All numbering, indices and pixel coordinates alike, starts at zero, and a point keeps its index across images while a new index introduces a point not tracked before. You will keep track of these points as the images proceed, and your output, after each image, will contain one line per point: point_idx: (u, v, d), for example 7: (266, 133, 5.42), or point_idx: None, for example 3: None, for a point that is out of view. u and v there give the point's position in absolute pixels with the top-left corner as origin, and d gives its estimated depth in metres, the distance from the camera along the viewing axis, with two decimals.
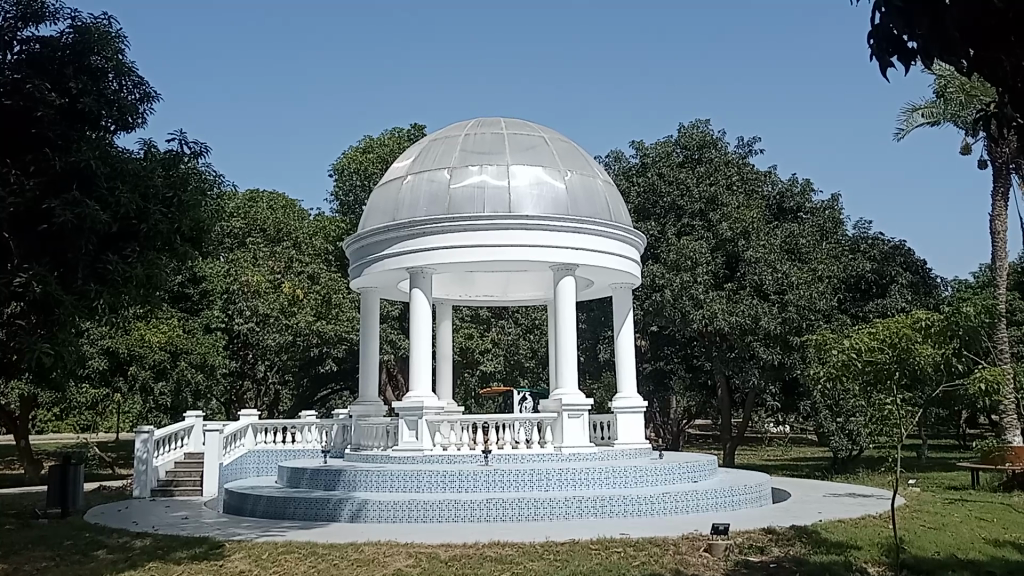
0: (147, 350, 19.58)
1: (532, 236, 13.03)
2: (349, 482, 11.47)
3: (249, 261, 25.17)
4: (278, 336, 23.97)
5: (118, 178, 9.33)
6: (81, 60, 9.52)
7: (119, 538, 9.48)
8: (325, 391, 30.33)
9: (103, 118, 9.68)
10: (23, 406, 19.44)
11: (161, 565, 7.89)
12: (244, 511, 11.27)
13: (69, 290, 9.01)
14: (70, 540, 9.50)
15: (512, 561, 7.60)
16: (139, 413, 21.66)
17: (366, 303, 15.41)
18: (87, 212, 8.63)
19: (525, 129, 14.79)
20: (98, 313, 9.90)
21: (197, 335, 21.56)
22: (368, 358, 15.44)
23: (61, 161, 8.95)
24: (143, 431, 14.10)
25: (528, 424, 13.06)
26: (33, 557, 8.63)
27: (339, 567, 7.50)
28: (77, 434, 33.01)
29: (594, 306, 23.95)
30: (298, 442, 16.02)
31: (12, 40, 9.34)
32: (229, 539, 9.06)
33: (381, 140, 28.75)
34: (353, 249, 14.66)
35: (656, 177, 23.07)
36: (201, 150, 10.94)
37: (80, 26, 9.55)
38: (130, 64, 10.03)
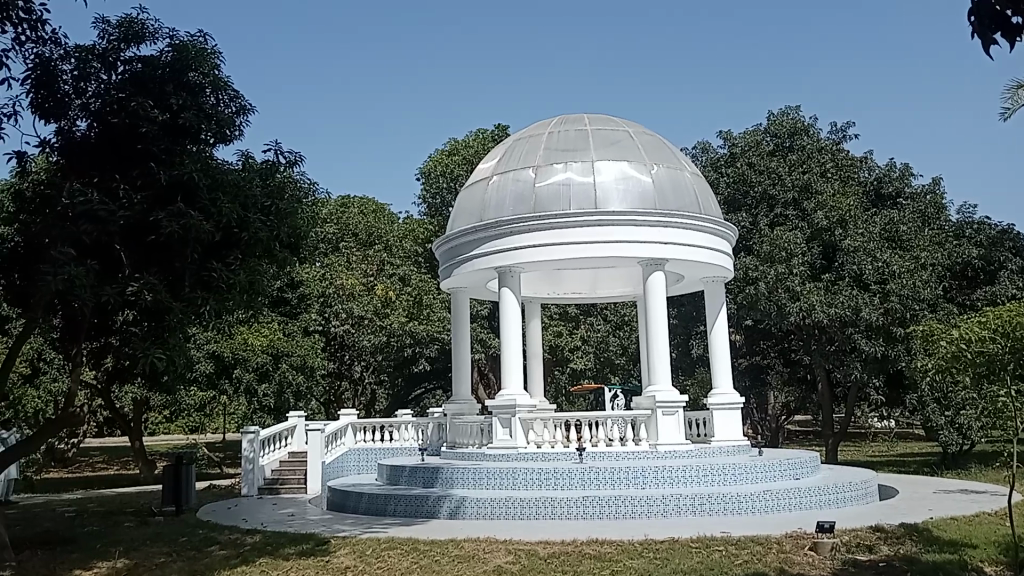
0: (250, 353, 20.42)
1: (621, 231, 12.90)
2: (447, 479, 11.62)
3: (343, 265, 25.95)
4: (373, 337, 24.60)
5: (220, 189, 9.66)
6: (180, 77, 9.92)
7: (230, 535, 9.87)
8: (419, 391, 30.86)
9: (202, 132, 10.04)
10: (137, 409, 20.37)
11: (271, 560, 8.18)
12: (347, 507, 11.56)
13: (177, 297, 9.49)
14: (185, 536, 9.95)
15: (610, 559, 7.58)
16: (245, 414, 22.06)
17: (457, 303, 15.62)
18: (193, 223, 9.02)
19: (610, 124, 14.69)
20: (205, 319, 10.35)
21: (296, 338, 22.30)
22: (460, 357, 15.60)
23: (166, 175, 9.37)
24: (249, 430, 14.62)
25: (621, 421, 12.95)
26: (152, 553, 9.07)
27: (441, 563, 7.62)
28: (187, 436, 34.50)
29: (685, 300, 23.57)
30: (396, 440, 16.28)
31: (115, 61, 9.87)
32: (334, 536, 9.32)
33: (466, 142, 29.04)
34: (442, 250, 14.85)
35: (745, 167, 22.58)
36: (295, 160, 11.28)
37: (177, 44, 9.99)
38: (226, 79, 10.38)
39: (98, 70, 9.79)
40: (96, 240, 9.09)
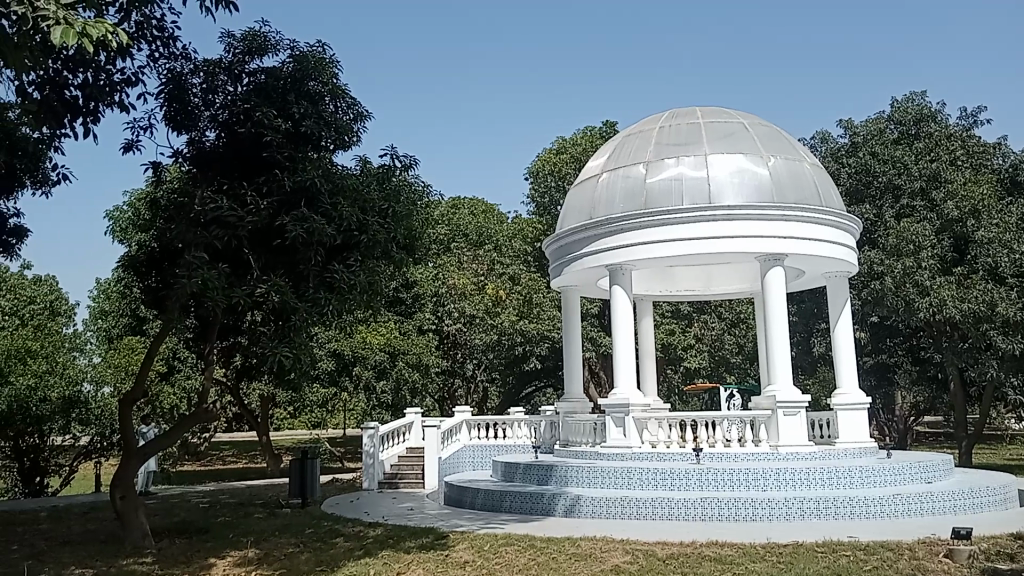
0: (369, 352, 21.10)
1: (736, 226, 12.60)
2: (561, 477, 11.65)
3: (454, 265, 26.43)
4: (485, 335, 25.00)
5: (340, 193, 9.97)
6: (300, 86, 10.31)
7: (354, 527, 10.22)
8: (531, 389, 31.08)
9: (322, 139, 10.39)
10: (263, 405, 21.34)
11: (392, 553, 8.40)
12: (463, 503, 11.76)
13: (302, 298, 9.88)
14: (311, 528, 10.35)
15: (732, 561, 7.41)
16: (364, 410, 22.80)
17: (568, 301, 15.64)
18: (316, 227, 9.37)
19: (723, 117, 14.37)
20: (327, 319, 10.74)
21: (412, 337, 22.88)
22: (572, 355, 15.60)
23: (290, 181, 9.75)
24: (369, 426, 15.09)
25: (739, 422, 12.64)
26: (281, 543, 9.50)
27: (558, 560, 7.63)
28: (309, 432, 35.92)
29: (805, 297, 22.83)
30: (510, 437, 16.43)
31: (240, 72, 10.35)
32: (453, 530, 9.50)
33: (574, 140, 29.02)
34: (553, 249, 14.88)
35: (867, 157, 21.64)
36: (409, 163, 11.54)
37: (299, 55, 10.36)
38: (344, 87, 10.68)
39: (225, 83, 10.32)
40: (227, 244, 9.55)
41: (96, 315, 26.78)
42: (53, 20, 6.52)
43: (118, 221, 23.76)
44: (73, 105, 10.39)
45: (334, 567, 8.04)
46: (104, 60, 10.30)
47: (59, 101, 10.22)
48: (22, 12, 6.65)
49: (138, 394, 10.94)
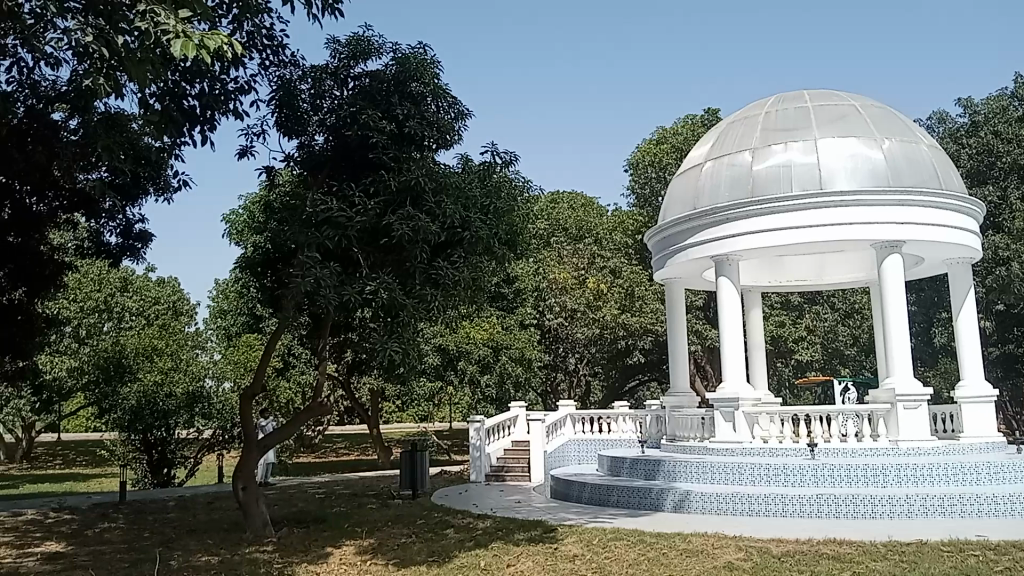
0: (473, 346, 21.45)
1: (848, 213, 12.17)
2: (670, 472, 11.53)
3: (555, 259, 26.50)
4: (587, 329, 25.09)
5: (443, 191, 10.16)
6: (403, 88, 10.55)
7: (463, 519, 10.41)
8: (635, 382, 30.86)
9: (426, 139, 10.59)
10: (373, 399, 21.96)
11: (502, 545, 8.51)
12: (571, 497, 11.80)
13: (409, 295, 10.12)
14: (422, 519, 10.61)
15: (851, 560, 7.18)
16: (469, 404, 23.13)
17: (672, 294, 15.45)
18: (421, 225, 9.58)
19: (832, 99, 13.87)
20: (433, 315, 10.96)
21: (514, 332, 23.06)
22: (678, 349, 15.40)
23: (396, 181, 10.01)
24: (475, 420, 15.35)
25: (856, 416, 12.22)
26: (394, 533, 9.78)
27: (668, 556, 7.56)
28: (416, 425, 36.74)
29: (924, 286, 21.86)
30: (616, 431, 16.34)
31: (346, 77, 10.69)
32: (562, 524, 9.54)
33: (674, 129, 28.58)
34: (656, 241, 14.72)
35: (991, 136, 20.48)
36: (510, 159, 11.63)
37: (401, 57, 10.60)
38: (445, 87, 10.85)
39: (332, 87, 10.67)
40: (337, 244, 9.86)
41: (215, 314, 28.11)
42: (173, 33, 6.85)
43: (234, 224, 24.83)
44: (192, 114, 10.94)
45: (446, 557, 8.21)
46: (219, 70, 10.81)
47: (180, 110, 10.77)
48: (147, 28, 7.05)
49: (257, 389, 11.45)
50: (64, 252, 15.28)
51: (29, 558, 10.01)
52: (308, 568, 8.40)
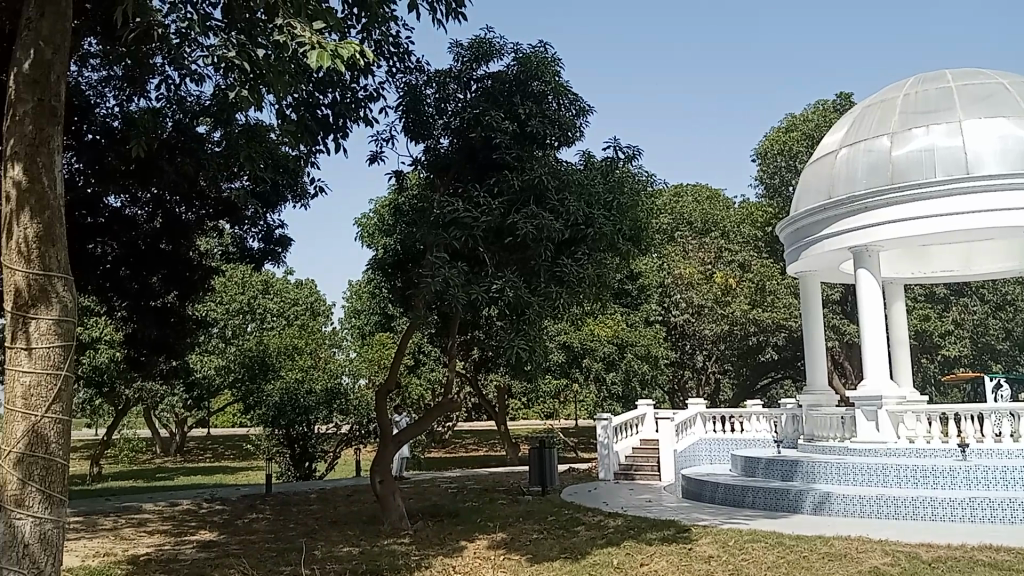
0: (598, 344, 21.45)
1: (999, 198, 11.37)
2: (808, 473, 11.13)
3: (680, 254, 26.11)
4: (715, 326, 24.82)
5: (567, 189, 10.18)
6: (525, 88, 10.64)
7: (594, 517, 10.40)
8: (767, 380, 29.98)
9: (548, 137, 10.62)
10: (500, 396, 22.29)
11: (635, 544, 8.45)
12: (704, 496, 11.57)
13: (535, 293, 10.17)
14: (553, 515, 10.66)
15: (1011, 568, 6.71)
16: (596, 402, 23.11)
17: (806, 288, 14.90)
18: (545, 223, 9.63)
19: (978, 78, 13.00)
20: (559, 312, 10.99)
21: (640, 329, 22.86)
22: (814, 345, 14.82)
23: (520, 181, 10.11)
24: (603, 418, 15.36)
25: (1013, 415, 11.42)
26: (526, 529, 9.89)
27: (809, 559, 7.29)
28: (543, 422, 37.06)
29: None
30: (749, 430, 15.87)
31: (469, 80, 10.91)
32: (695, 524, 9.38)
33: (804, 116, 27.58)
34: (788, 233, 14.23)
35: None
36: (633, 154, 11.51)
37: (521, 57, 10.69)
38: (566, 84, 10.83)
39: (455, 90, 10.88)
40: (464, 244, 10.04)
41: (348, 314, 29.24)
42: (309, 44, 7.10)
43: (365, 227, 25.73)
44: (325, 123, 11.41)
45: (579, 554, 8.23)
46: (349, 80, 11.25)
47: (314, 119, 11.25)
48: (284, 41, 7.39)
49: (391, 387, 11.81)
50: (212, 258, 16.25)
51: (187, 545, 10.71)
52: (444, 561, 8.60)
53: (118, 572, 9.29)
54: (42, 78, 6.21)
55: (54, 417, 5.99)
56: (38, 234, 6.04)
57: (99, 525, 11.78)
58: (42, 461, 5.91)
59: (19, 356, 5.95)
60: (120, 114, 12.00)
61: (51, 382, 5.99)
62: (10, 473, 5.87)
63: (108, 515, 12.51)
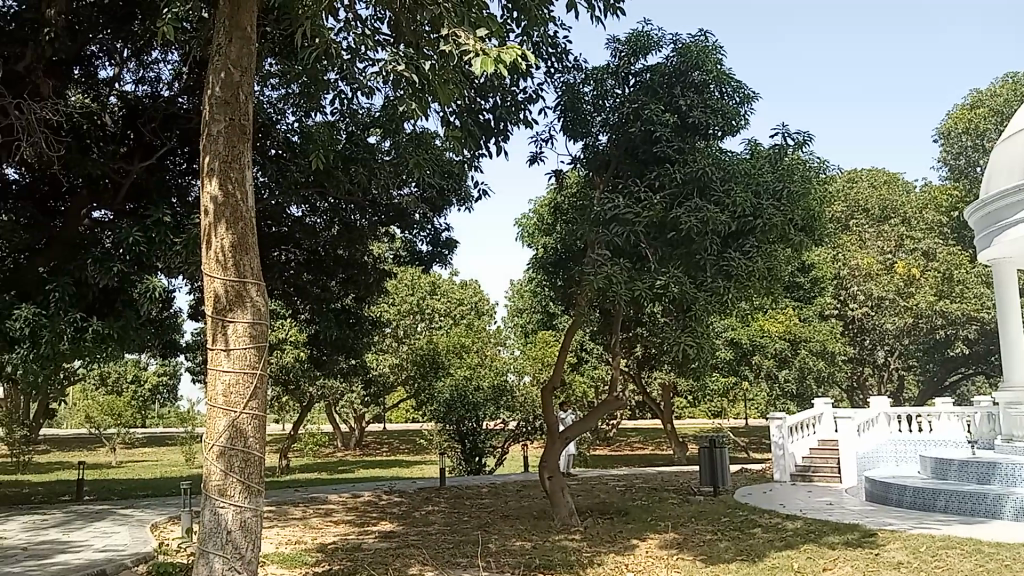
0: (769, 340, 20.73)
1: None
2: (1008, 477, 10.22)
3: (855, 244, 24.78)
4: (897, 320, 23.32)
5: (732, 179, 9.88)
6: (685, 78, 10.44)
7: (771, 519, 10.03)
8: (957, 377, 27.89)
9: (711, 127, 10.34)
10: (667, 393, 22.00)
11: (815, 547, 8.07)
12: (890, 500, 10.89)
13: (701, 288, 9.90)
14: (727, 516, 10.38)
15: None
16: (768, 400, 22.32)
17: (1000, 276, 13.71)
18: (709, 216, 9.39)
19: None
20: (727, 307, 10.65)
21: (814, 323, 21.87)
22: (1011, 338, 13.63)
23: (682, 173, 9.91)
24: (776, 417, 14.81)
25: None
26: (699, 530, 9.68)
27: (1015, 569, 6.68)
28: (712, 421, 36.22)
29: None
30: (941, 430, 14.80)
31: (627, 74, 10.83)
32: (882, 528, 8.84)
33: (993, 90, 25.48)
34: (977, 218, 13.14)
35: None
36: (803, 140, 10.99)
37: (681, 47, 10.49)
38: (729, 72, 10.50)
39: (613, 86, 10.82)
40: (627, 240, 9.98)
41: (513, 313, 29.78)
42: (472, 51, 7.22)
43: (526, 227, 26.12)
44: (487, 127, 11.67)
45: (756, 557, 7.95)
46: (509, 83, 11.46)
47: (476, 124, 11.53)
48: (450, 50, 7.57)
49: (558, 384, 11.89)
50: (384, 262, 17.04)
51: (369, 535, 11.25)
52: (617, 558, 8.57)
53: (309, 558, 9.90)
54: (232, 98, 6.69)
55: (251, 412, 6.46)
56: (233, 243, 6.53)
57: (290, 513, 12.60)
58: (241, 453, 6.38)
59: (220, 356, 6.46)
60: (298, 129, 12.92)
61: (249, 380, 6.46)
62: (214, 464, 6.38)
63: (298, 505, 13.37)
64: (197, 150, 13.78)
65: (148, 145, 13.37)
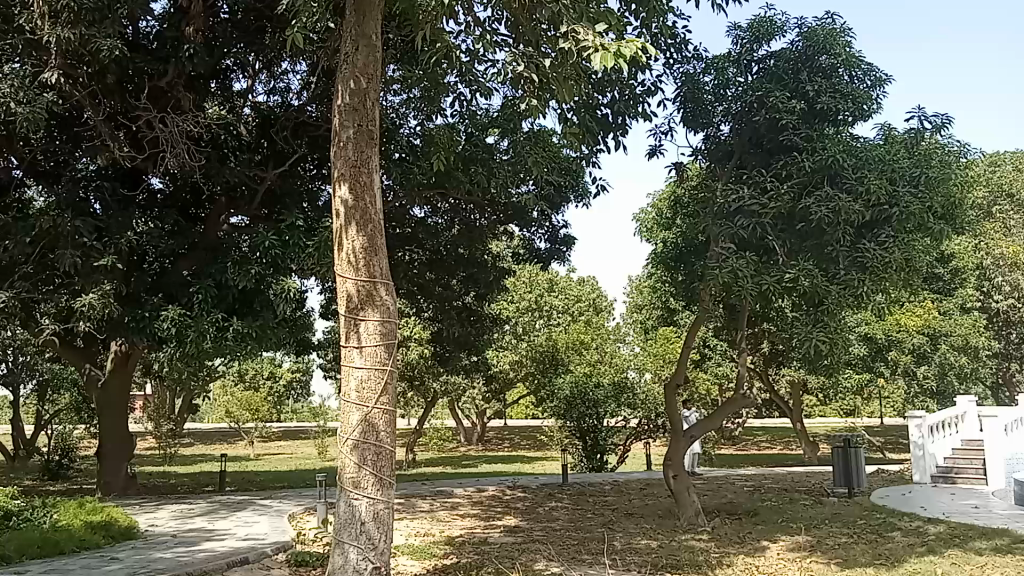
0: (905, 335, 19.76)
1: None
2: None
3: (1000, 232, 23.30)
4: None
5: (865, 167, 9.45)
6: (812, 63, 10.06)
7: (911, 522, 9.55)
8: None
9: (841, 112, 9.90)
10: (795, 390, 21.32)
11: (961, 553, 7.62)
12: None
13: (834, 280, 9.49)
14: (863, 519, 9.94)
15: None
16: (906, 398, 21.27)
17: None
18: (841, 205, 9.02)
19: None
20: (861, 300, 10.17)
21: (955, 317, 20.69)
22: None
23: (810, 162, 9.56)
24: (915, 415, 13.94)
25: None
26: (834, 532, 9.32)
27: None
28: (844, 420, 34.84)
29: None
30: None
31: (750, 61, 10.54)
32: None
33: None
34: None
35: None
36: (942, 123, 10.37)
37: (807, 31, 10.13)
38: (860, 55, 10.04)
39: (735, 74, 10.55)
40: (753, 232, 9.71)
41: (632, 309, 29.54)
42: (591, 47, 7.17)
43: (645, 222, 25.85)
44: (606, 123, 11.60)
45: (896, 562, 7.58)
46: (627, 76, 11.35)
47: (595, 119, 11.47)
48: (569, 47, 7.55)
49: (682, 381, 11.68)
50: (504, 260, 17.19)
51: (494, 529, 11.39)
52: (746, 559, 8.36)
53: (438, 551, 10.12)
54: (360, 105, 6.91)
55: (383, 407, 6.66)
56: (364, 245, 6.73)
57: (418, 506, 12.91)
58: (374, 447, 6.59)
59: (353, 354, 6.68)
60: (421, 132, 13.22)
61: (380, 377, 6.67)
62: (348, 458, 6.60)
63: (425, 498, 13.68)
64: (326, 156, 14.29)
65: (280, 153, 13.97)
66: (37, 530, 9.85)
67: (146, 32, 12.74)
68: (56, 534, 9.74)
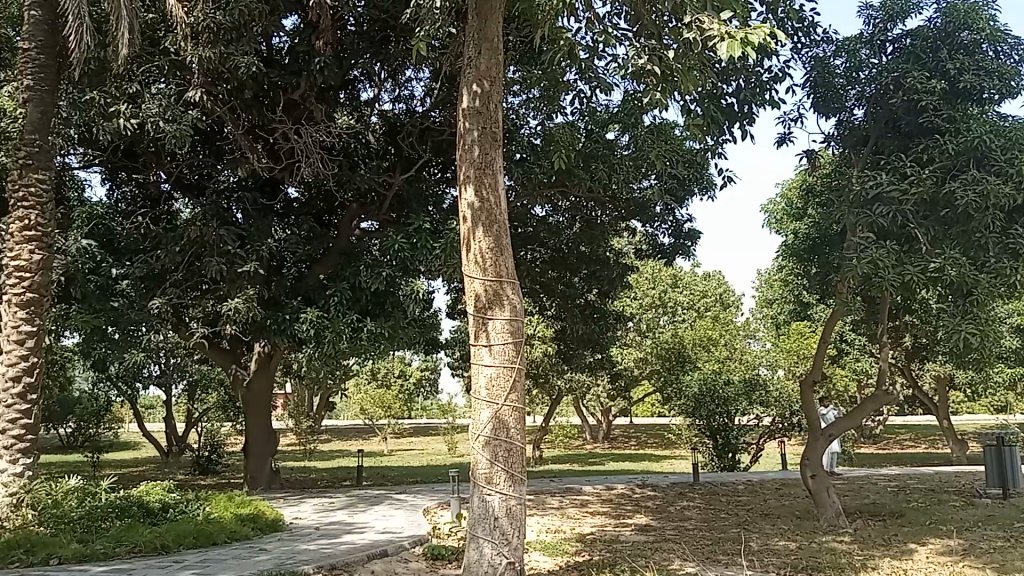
0: None
1: None
2: None
3: None
4: None
5: (1015, 147, 8.83)
6: (952, 40, 9.51)
7: None
8: None
9: (987, 91, 9.30)
10: (940, 386, 20.20)
11: None
12: None
13: (983, 269, 8.92)
14: (1022, 523, 9.30)
15: None
16: None
17: None
18: (989, 189, 8.47)
19: None
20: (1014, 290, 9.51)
21: None
22: None
23: (954, 144, 9.02)
24: None
25: None
26: (988, 536, 8.77)
27: None
28: (996, 418, 32.72)
29: None
30: None
31: (884, 42, 10.08)
32: None
33: None
34: None
35: None
36: None
37: (947, 7, 9.59)
38: (1006, 28, 9.41)
39: (868, 56, 10.08)
40: (892, 221, 9.26)
41: (761, 304, 28.74)
42: (717, 36, 7.02)
43: (773, 213, 25.11)
44: (732, 113, 11.32)
45: None
46: (752, 64, 11.04)
47: (720, 110, 11.22)
48: (694, 37, 7.41)
49: (819, 377, 11.20)
50: (627, 256, 17.04)
51: (625, 528, 11.31)
52: (893, 563, 7.98)
53: (570, 548, 10.16)
54: (484, 108, 7.01)
55: (512, 405, 6.74)
56: (491, 245, 6.83)
57: (548, 503, 12.97)
58: (505, 444, 6.67)
59: (482, 352, 6.79)
60: (541, 131, 13.28)
61: (509, 375, 6.74)
62: (481, 454, 6.72)
63: (554, 495, 13.74)
64: (449, 159, 14.55)
65: (406, 158, 14.34)
66: (192, 521, 10.48)
67: (279, 48, 13.32)
68: (210, 525, 10.34)
